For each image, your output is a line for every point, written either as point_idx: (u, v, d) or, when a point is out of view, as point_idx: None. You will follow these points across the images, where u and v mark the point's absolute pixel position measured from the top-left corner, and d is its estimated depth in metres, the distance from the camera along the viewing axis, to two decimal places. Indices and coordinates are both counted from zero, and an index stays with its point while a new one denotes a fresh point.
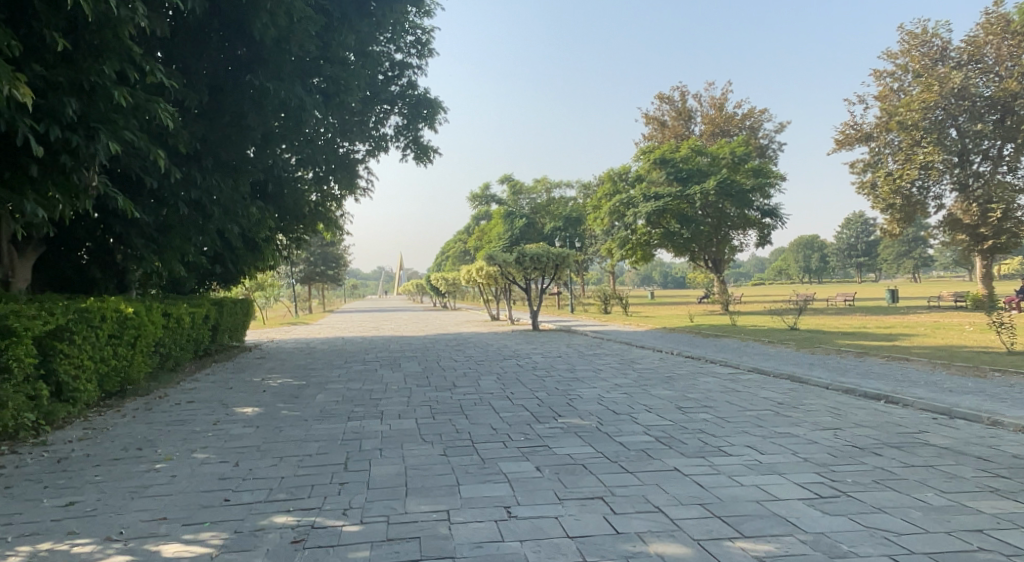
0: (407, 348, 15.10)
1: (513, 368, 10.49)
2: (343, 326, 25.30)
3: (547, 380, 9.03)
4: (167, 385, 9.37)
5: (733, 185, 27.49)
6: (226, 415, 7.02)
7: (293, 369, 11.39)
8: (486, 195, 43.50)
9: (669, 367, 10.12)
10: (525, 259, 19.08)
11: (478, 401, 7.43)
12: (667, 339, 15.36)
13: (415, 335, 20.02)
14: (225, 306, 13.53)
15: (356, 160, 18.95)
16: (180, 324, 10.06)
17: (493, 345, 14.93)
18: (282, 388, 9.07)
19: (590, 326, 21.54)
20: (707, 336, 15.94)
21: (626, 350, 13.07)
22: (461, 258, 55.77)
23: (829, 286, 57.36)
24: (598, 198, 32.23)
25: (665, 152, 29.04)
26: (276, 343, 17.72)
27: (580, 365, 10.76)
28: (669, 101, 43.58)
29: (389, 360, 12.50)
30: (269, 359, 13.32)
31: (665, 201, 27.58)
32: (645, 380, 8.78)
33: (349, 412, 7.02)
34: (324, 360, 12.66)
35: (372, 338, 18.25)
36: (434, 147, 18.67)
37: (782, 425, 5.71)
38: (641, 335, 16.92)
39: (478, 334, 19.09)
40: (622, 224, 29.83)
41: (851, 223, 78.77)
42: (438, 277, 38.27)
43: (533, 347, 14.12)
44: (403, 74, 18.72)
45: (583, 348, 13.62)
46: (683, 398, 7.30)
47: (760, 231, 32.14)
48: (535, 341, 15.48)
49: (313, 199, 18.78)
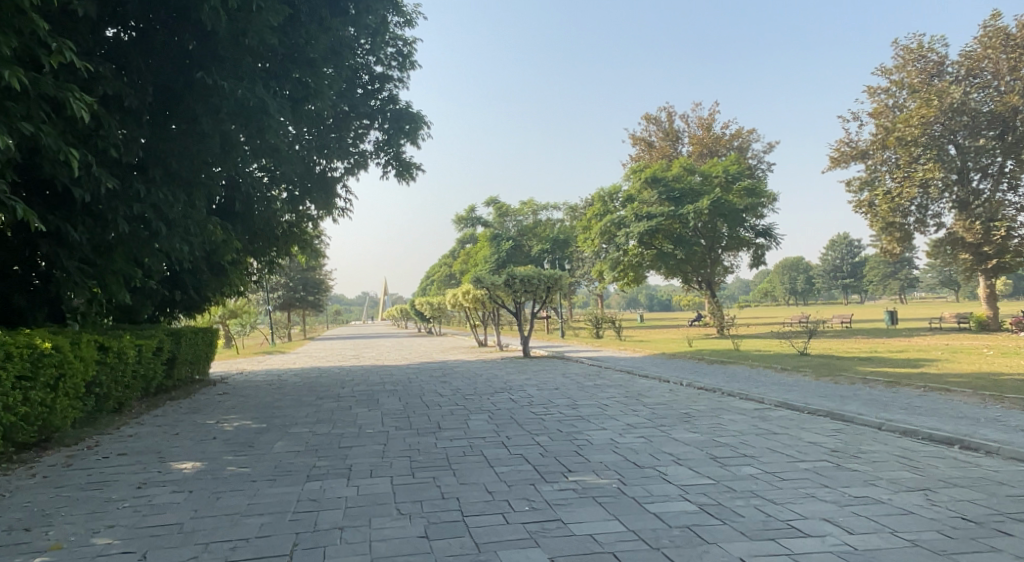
0: (388, 379, 13.82)
1: (507, 404, 9.27)
2: (321, 355, 23.87)
3: (548, 419, 7.83)
4: (104, 430, 7.97)
5: (728, 205, 26.62)
6: (159, 474, 5.70)
7: (256, 408, 10.04)
8: (471, 216, 42.40)
9: (683, 400, 8.98)
10: (514, 282, 17.89)
11: (469, 450, 6.20)
12: (671, 366, 14.24)
13: (397, 363, 18.72)
14: (185, 336, 12.22)
15: (334, 179, 17.83)
16: (122, 359, 8.67)
17: (482, 375, 13.70)
18: (237, 432, 7.77)
19: (585, 352, 20.38)
20: (713, 363, 14.85)
21: (629, 379, 11.92)
22: (446, 283, 54.54)
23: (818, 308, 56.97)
24: (588, 219, 31.18)
25: (657, 170, 28.11)
26: (245, 375, 16.29)
27: (582, 398, 9.60)
28: (656, 122, 43.08)
29: (367, 394, 11.21)
30: (233, 395, 11.96)
31: (658, 221, 26.62)
32: (662, 418, 7.63)
33: (310, 467, 5.74)
34: (294, 396, 11.33)
35: (350, 368, 16.93)
36: (417, 163, 17.62)
37: (854, 486, 4.56)
38: (641, 362, 15.77)
39: (465, 362, 17.84)
40: (614, 245, 28.85)
41: (836, 244, 78.92)
42: (423, 302, 36.94)
43: (527, 377, 12.92)
44: (383, 87, 17.70)
45: (580, 378, 12.44)
46: (714, 444, 6.12)
47: (754, 251, 31.31)
48: (527, 370, 14.27)
49: (287, 219, 17.60)
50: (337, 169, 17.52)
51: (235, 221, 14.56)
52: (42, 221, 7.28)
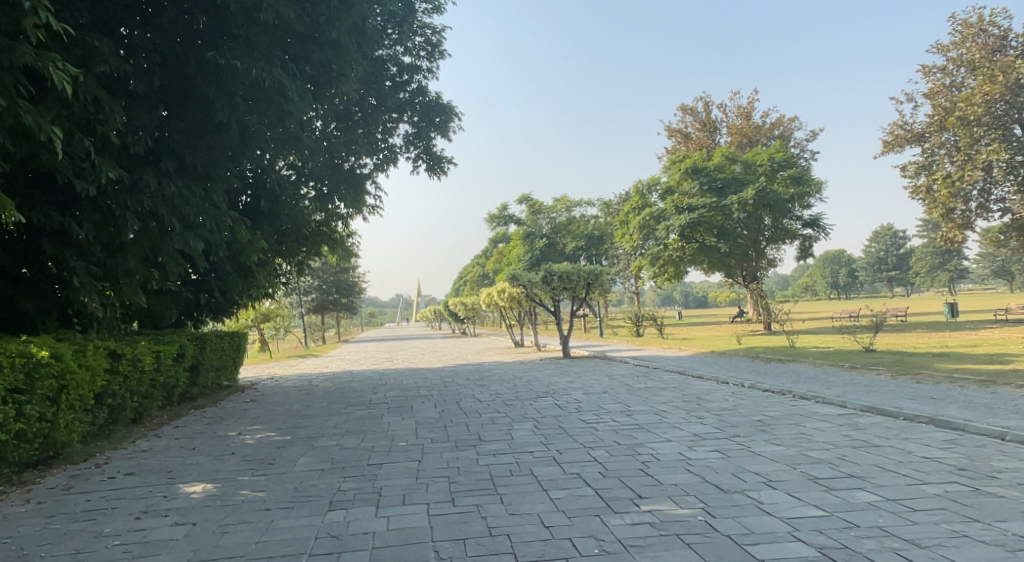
0: (423, 383, 13.09)
1: (553, 410, 8.40)
2: (353, 358, 23.31)
3: (603, 429, 6.94)
4: (119, 445, 7.38)
5: (774, 195, 25.29)
6: (164, 500, 5.00)
7: (282, 417, 9.36)
8: (503, 215, 41.57)
9: (752, 404, 8.00)
10: (552, 279, 16.99)
11: (516, 468, 5.34)
12: (725, 365, 13.20)
13: (432, 366, 18.01)
14: (211, 341, 11.73)
15: (362, 176, 17.24)
16: (138, 366, 8.08)
17: (522, 378, 12.86)
18: (258, 447, 7.06)
19: (627, 352, 19.39)
20: (770, 361, 13.76)
21: (683, 380, 10.94)
22: (478, 283, 53.92)
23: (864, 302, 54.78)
24: (625, 213, 30.00)
25: (698, 160, 26.88)
26: (276, 380, 15.76)
27: (637, 403, 8.68)
28: (692, 112, 41.68)
29: (400, 400, 10.47)
30: (261, 402, 11.35)
31: (700, 213, 25.44)
32: (734, 427, 6.68)
33: (334, 492, 4.96)
34: (324, 403, 10.69)
35: (384, 372, 16.28)
36: (449, 157, 16.90)
37: (1013, 521, 3.62)
38: (691, 362, 14.74)
39: (503, 364, 17.04)
40: (653, 239, 27.75)
41: (881, 235, 76.04)
42: (457, 303, 36.31)
43: (572, 379, 12.04)
44: (411, 78, 17.02)
45: (628, 380, 11.51)
46: (806, 460, 5.20)
47: (801, 243, 29.83)
48: (569, 372, 13.39)
49: (316, 219, 17.06)
50: (365, 166, 16.92)
51: (262, 220, 14.03)
52: (45, 217, 6.76)
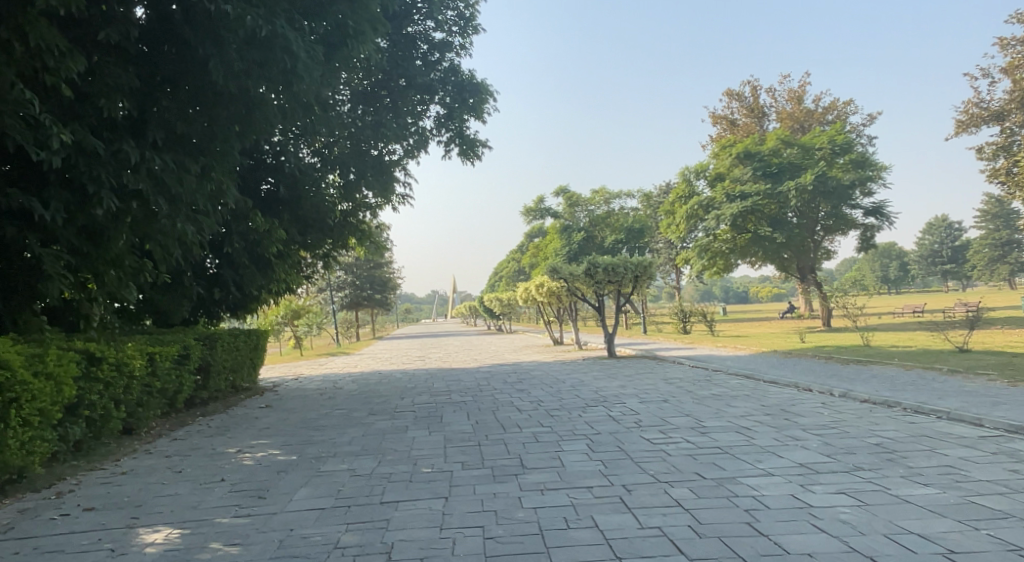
0: (455, 387, 11.83)
1: (608, 425, 7.00)
2: (385, 355, 22.24)
3: (676, 454, 5.52)
4: (97, 466, 6.31)
5: (834, 181, 23.28)
6: (110, 557, 3.79)
7: (295, 428, 8.17)
8: (540, 207, 40.05)
9: (857, 421, 6.48)
10: (596, 271, 15.51)
11: (574, 516, 3.98)
12: (797, 368, 11.60)
13: (466, 365, 16.76)
14: (224, 341, 10.76)
15: (392, 163, 16.16)
16: (126, 373, 7.06)
17: (566, 382, 11.47)
18: (255, 472, 5.86)
19: (678, 351, 17.78)
20: (848, 364, 12.10)
21: (755, 386, 9.42)
22: (514, 278, 52.64)
23: (917, 297, 51.79)
24: (670, 202, 28.24)
25: (750, 144, 24.93)
26: (300, 381, 14.72)
27: (709, 416, 7.22)
28: (739, 98, 39.66)
29: (429, 409, 9.20)
30: (276, 409, 10.24)
31: (754, 201, 23.62)
32: (850, 454, 5.20)
33: (329, 549, 3.68)
34: (344, 410, 9.51)
35: (415, 372, 15.10)
36: (484, 141, 15.66)
37: None
38: (755, 363, 13.12)
39: (542, 364, 15.68)
40: (702, 229, 26.03)
41: (934, 227, 72.27)
42: (492, 299, 35.06)
43: (624, 384, 10.61)
44: (442, 57, 15.83)
45: (689, 385, 10.03)
46: (985, 514, 3.70)
47: (861, 233, 27.68)
48: (619, 375, 11.96)
49: (342, 208, 15.89)
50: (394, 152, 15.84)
51: (282, 208, 12.93)
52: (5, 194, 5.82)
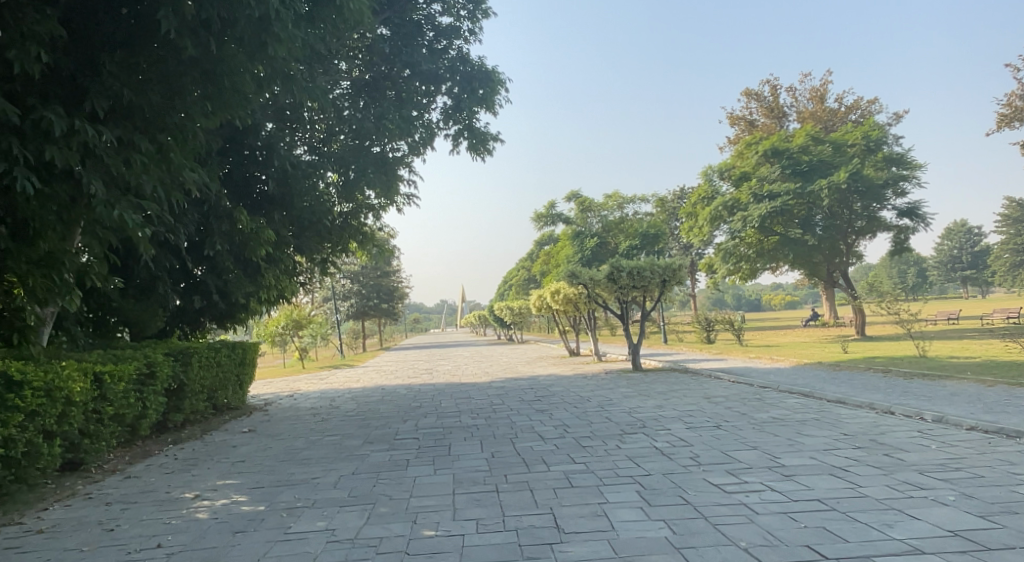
0: (466, 406, 10.46)
1: (659, 463, 5.60)
2: (390, 368, 20.90)
3: (764, 511, 4.11)
4: (12, 521, 5.00)
5: (868, 179, 21.76)
6: None
7: (273, 463, 6.82)
8: (552, 213, 38.60)
9: (985, 458, 5.04)
10: (620, 275, 14.11)
11: None
12: (856, 383, 10.13)
13: (477, 379, 15.38)
14: (204, 357, 9.49)
15: (397, 160, 14.93)
16: (61, 401, 5.78)
17: (592, 400, 10.06)
18: (207, 533, 4.51)
19: (709, 362, 16.33)
20: (912, 378, 10.62)
21: (819, 407, 7.98)
22: (524, 287, 51.26)
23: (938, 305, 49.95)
24: (691, 204, 26.83)
25: (777, 141, 23.37)
26: (294, 398, 13.41)
27: (783, 450, 5.81)
28: (758, 98, 38.25)
29: (436, 436, 7.84)
30: (260, 434, 8.91)
31: (782, 201, 22.16)
32: (1012, 515, 3.78)
33: None
34: (338, 436, 8.17)
35: (421, 387, 13.77)
36: (497, 134, 14.32)
37: None
38: (803, 377, 11.65)
39: (561, 378, 14.27)
40: (726, 231, 24.61)
41: (954, 232, 70.20)
42: (504, 308, 33.72)
43: (660, 403, 9.20)
44: (450, 44, 14.57)
45: (739, 405, 8.59)
46: None
47: (894, 235, 26.12)
48: (651, 392, 10.54)
49: (342, 209, 14.67)
50: (398, 148, 14.65)
51: (273, 208, 11.65)
52: None
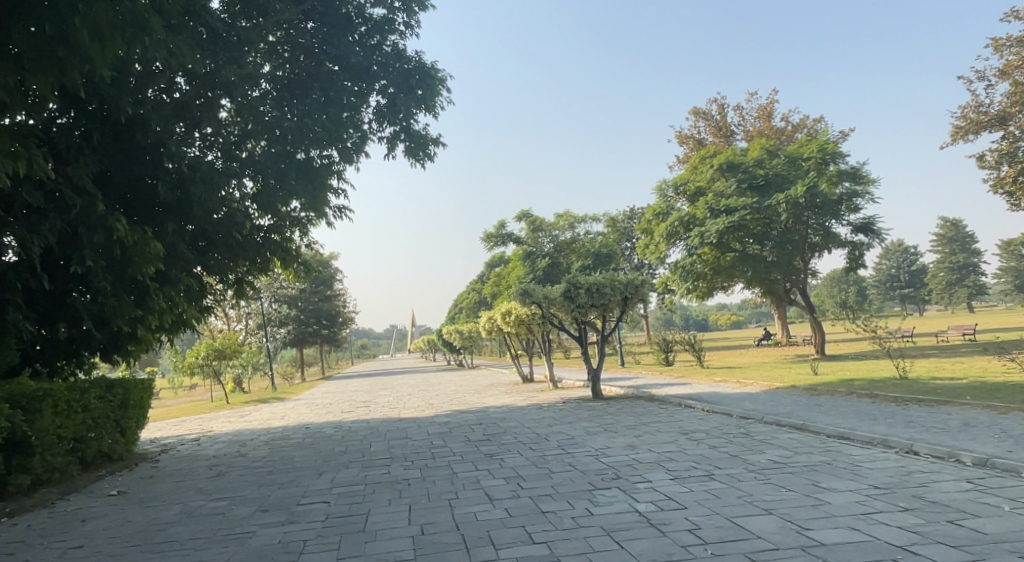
0: (400, 450, 8.71)
1: (651, 544, 4.04)
2: (324, 402, 18.84)
3: None
4: None
5: (824, 194, 21.18)
6: None
7: (119, 552, 4.93)
8: (501, 233, 37.09)
9: None
10: (577, 293, 12.68)
11: None
12: (848, 414, 8.92)
13: (418, 413, 13.64)
14: (61, 402, 7.28)
15: (326, 168, 13.22)
16: None
17: (550, 439, 8.49)
18: None
19: (673, 388, 15.04)
20: (904, 404, 9.51)
21: (824, 447, 6.65)
22: (474, 310, 49.51)
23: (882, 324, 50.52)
24: (645, 221, 25.82)
25: (732, 154, 22.63)
26: (200, 442, 11.36)
27: (809, 516, 4.37)
28: (706, 116, 38.10)
29: (356, 497, 6.09)
30: (130, 497, 6.95)
31: (740, 216, 21.27)
32: None
33: None
34: (226, 502, 6.29)
35: (353, 426, 11.93)
36: (438, 138, 12.83)
37: None
38: (784, 405, 10.42)
39: (514, 409, 12.70)
40: (683, 247, 23.65)
41: (891, 252, 72.14)
42: (452, 332, 31.99)
43: (632, 442, 7.70)
44: (383, 39, 13.03)
45: (726, 445, 7.19)
46: None
47: (849, 252, 25.76)
48: (618, 426, 9.06)
49: (261, 223, 12.84)
50: (326, 154, 12.98)
51: (166, 217, 9.71)
52: None
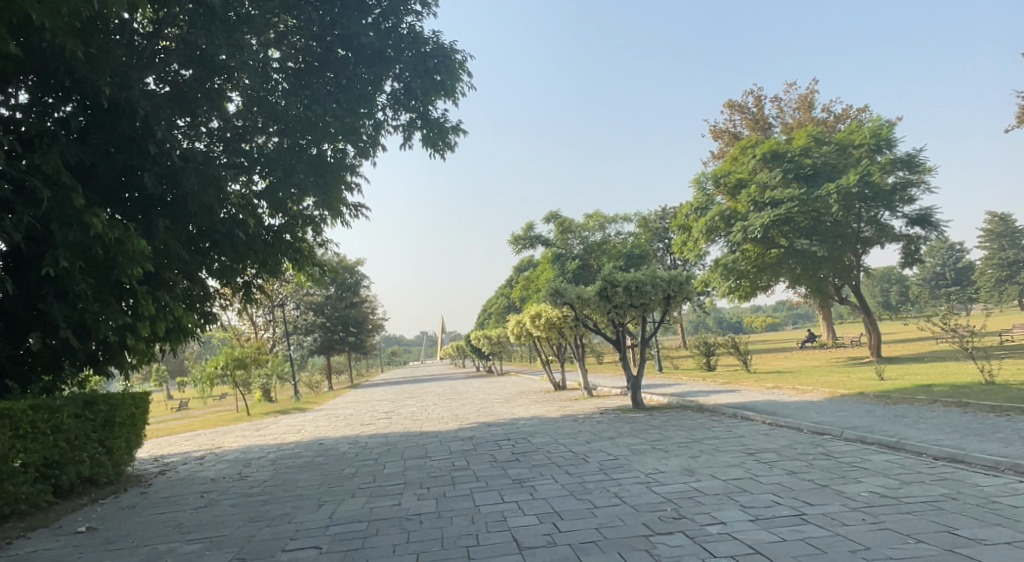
0: (417, 473, 7.60)
1: None
2: (346, 412, 17.85)
3: None
4: None
5: (878, 183, 19.54)
6: None
7: None
8: (530, 234, 35.88)
9: None
10: (615, 292, 11.44)
11: None
12: (943, 428, 7.54)
13: (441, 425, 12.54)
14: (24, 424, 6.34)
15: (340, 163, 12.19)
16: None
17: (590, 460, 7.28)
18: None
19: (722, 394, 13.69)
20: (1007, 416, 8.05)
21: (937, 475, 5.33)
22: (502, 316, 48.36)
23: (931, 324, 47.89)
24: (682, 217, 24.39)
25: (776, 143, 21.07)
26: (204, 461, 10.42)
27: None
28: (741, 109, 36.42)
29: (355, 539, 4.97)
30: (99, 535, 5.94)
31: (787, 209, 19.71)
32: None
33: None
34: (202, 546, 5.23)
35: (369, 441, 10.88)
36: (459, 125, 11.70)
37: None
38: (858, 416, 9.05)
39: (546, 421, 11.53)
40: (724, 244, 22.15)
41: (936, 248, 68.89)
42: (481, 338, 30.92)
43: (690, 466, 6.44)
44: (400, 21, 11.85)
45: (807, 470, 5.92)
46: None
47: (904, 246, 23.98)
48: (667, 443, 7.82)
49: (270, 221, 11.90)
50: (339, 148, 11.97)
51: (157, 214, 8.82)
52: None
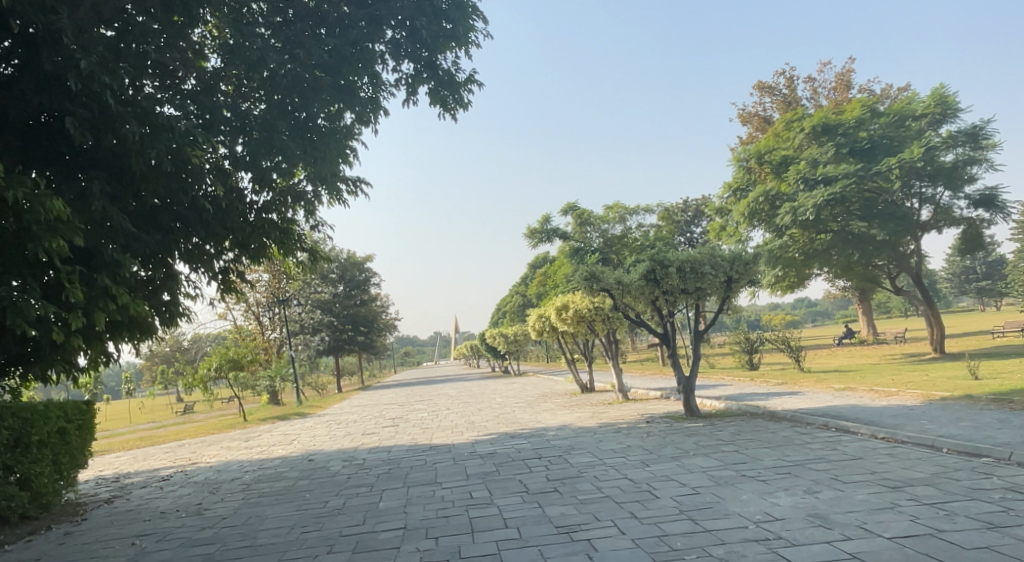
0: (424, 508, 5.66)
1: None
2: (350, 419, 15.98)
3: None
4: None
5: (941, 159, 17.34)
6: None
7: None
8: (547, 227, 33.93)
9: None
10: (665, 274, 9.44)
11: None
12: None
13: (455, 436, 10.63)
14: None
15: (338, 131, 9.83)
16: None
17: (661, 494, 5.29)
18: None
19: (786, 398, 11.62)
20: None
21: None
22: (518, 314, 46.38)
23: (968, 319, 45.42)
24: (719, 200, 22.32)
25: (825, 114, 18.90)
26: (168, 483, 8.57)
27: None
28: (771, 91, 34.19)
29: None
30: None
31: (843, 187, 17.47)
32: None
33: None
34: None
35: (368, 457, 8.98)
36: (473, 78, 9.73)
37: None
38: (994, 427, 6.95)
39: (582, 431, 9.57)
40: (770, 229, 20.04)
41: None
42: (497, 337, 28.95)
43: (818, 510, 4.40)
44: None
45: (1014, 520, 3.87)
46: None
47: (964, 230, 21.69)
48: (761, 469, 5.80)
49: (251, 197, 9.83)
50: (333, 111, 9.67)
51: (93, 174, 7.01)
52: None
